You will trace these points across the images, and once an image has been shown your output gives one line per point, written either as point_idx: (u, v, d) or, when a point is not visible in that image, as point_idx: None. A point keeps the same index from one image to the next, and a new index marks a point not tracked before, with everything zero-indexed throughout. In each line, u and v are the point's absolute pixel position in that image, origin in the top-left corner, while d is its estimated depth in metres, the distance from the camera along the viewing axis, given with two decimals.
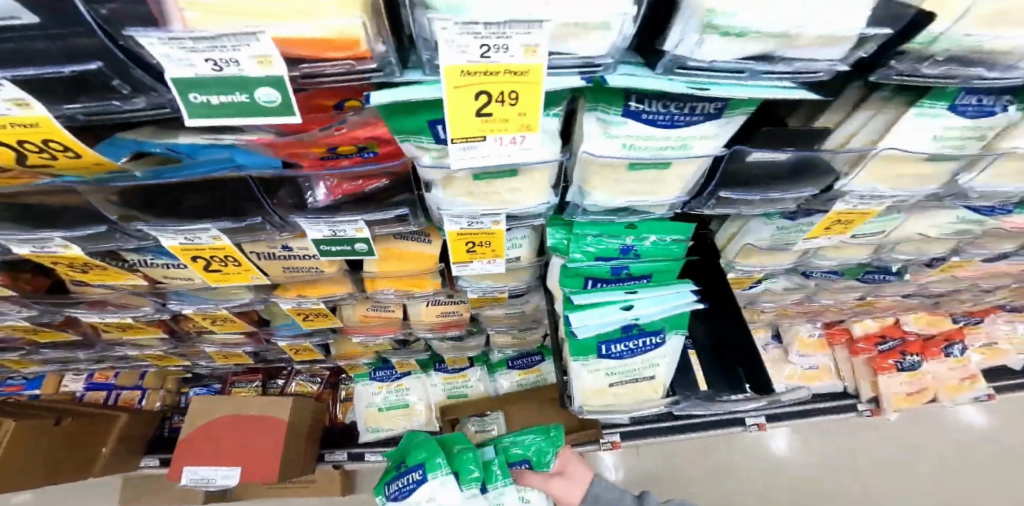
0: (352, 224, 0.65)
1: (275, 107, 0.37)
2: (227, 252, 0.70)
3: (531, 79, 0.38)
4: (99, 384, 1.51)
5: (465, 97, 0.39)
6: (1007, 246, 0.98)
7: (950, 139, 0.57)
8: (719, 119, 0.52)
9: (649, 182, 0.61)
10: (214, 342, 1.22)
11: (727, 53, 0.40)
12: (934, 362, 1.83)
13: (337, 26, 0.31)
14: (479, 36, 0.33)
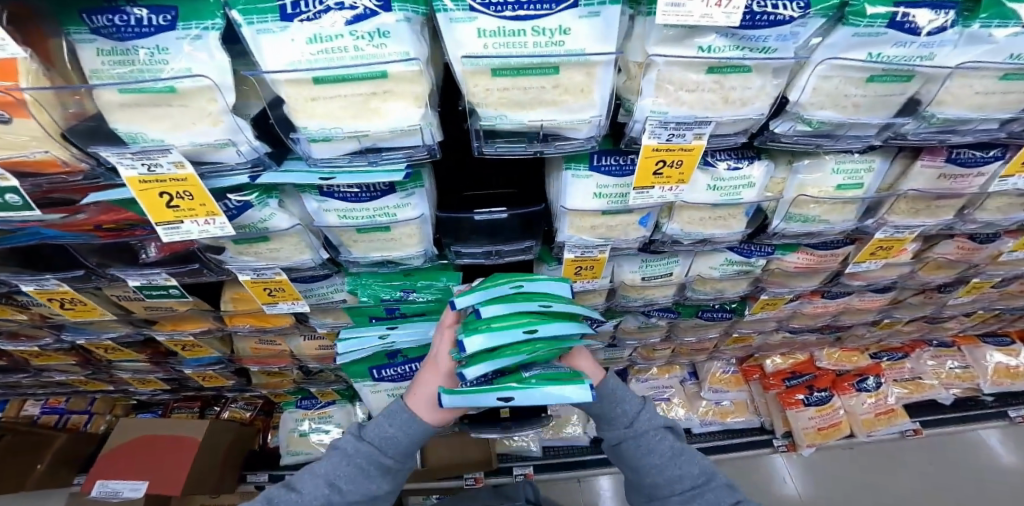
0: (160, 275, 0.88)
1: (19, 203, 0.67)
2: (68, 295, 0.97)
3: (194, 183, 0.62)
4: (53, 409, 1.70)
5: (153, 195, 0.63)
6: (810, 284, 1.02)
7: (610, 195, 0.67)
8: (394, 194, 0.68)
9: (390, 241, 0.77)
10: (123, 370, 1.42)
11: (335, 150, 0.59)
12: (844, 398, 1.89)
13: (39, 155, 0.56)
14: (131, 160, 0.57)
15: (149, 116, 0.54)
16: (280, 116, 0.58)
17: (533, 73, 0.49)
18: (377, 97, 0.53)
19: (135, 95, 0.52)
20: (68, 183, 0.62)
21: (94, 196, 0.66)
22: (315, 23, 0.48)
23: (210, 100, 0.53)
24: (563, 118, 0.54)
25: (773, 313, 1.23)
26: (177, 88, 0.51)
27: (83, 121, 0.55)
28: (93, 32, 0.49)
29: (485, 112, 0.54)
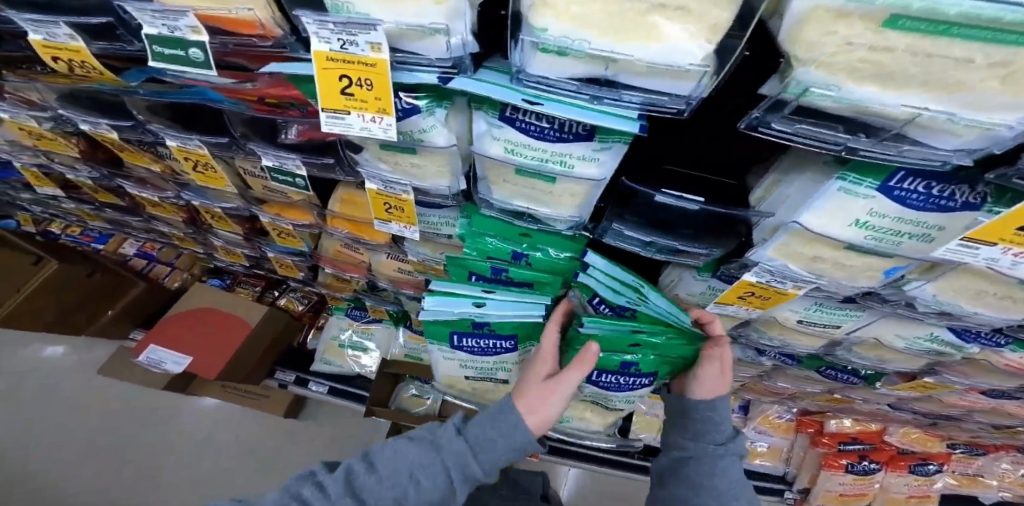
0: (293, 161, 0.76)
1: (199, 62, 0.55)
2: (203, 160, 0.88)
3: (383, 75, 0.44)
4: (145, 254, 1.72)
5: (333, 80, 0.46)
6: (1008, 383, 0.81)
7: (878, 228, 0.48)
8: (588, 142, 0.48)
9: (546, 194, 0.58)
10: (219, 238, 1.36)
11: (560, 71, 0.42)
12: (892, 474, 1.74)
13: (241, 13, 0.46)
14: (330, 32, 0.41)
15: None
16: (518, 11, 0.40)
17: (964, 33, 0.28)
18: (661, 11, 0.35)
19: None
20: (256, 50, 0.50)
21: (275, 66, 0.51)
22: None
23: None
24: (939, 111, 0.33)
25: (909, 391, 1.04)
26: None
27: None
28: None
29: (813, 76, 0.34)
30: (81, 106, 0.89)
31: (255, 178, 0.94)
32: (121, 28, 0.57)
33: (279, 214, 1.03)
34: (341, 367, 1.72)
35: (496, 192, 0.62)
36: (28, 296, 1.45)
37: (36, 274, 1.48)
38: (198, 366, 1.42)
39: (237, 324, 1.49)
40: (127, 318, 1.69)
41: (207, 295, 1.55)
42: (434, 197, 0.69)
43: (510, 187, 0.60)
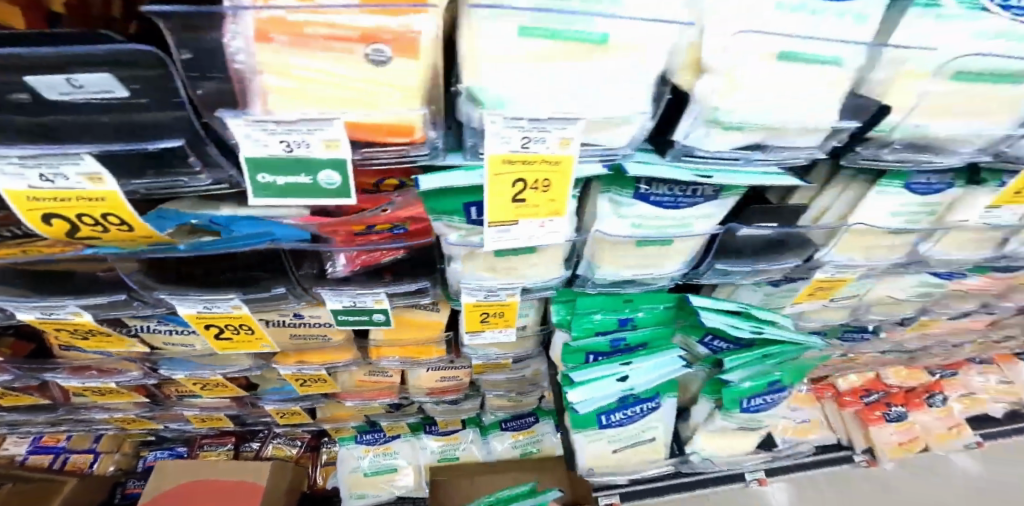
0: (375, 294, 0.67)
1: (330, 189, 0.42)
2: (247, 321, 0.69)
3: (565, 167, 0.47)
4: (45, 448, 1.34)
5: (505, 182, 0.47)
6: (966, 305, 1.04)
7: (907, 213, 0.65)
8: (716, 200, 0.59)
9: (646, 260, 0.67)
10: (189, 407, 1.07)
11: (724, 143, 0.48)
12: (920, 413, 1.69)
13: (400, 115, 0.36)
14: (521, 130, 0.41)
15: (529, 75, 0.39)
16: (678, 94, 0.44)
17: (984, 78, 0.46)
18: (968, 99, 0.48)
19: (545, 42, 0.37)
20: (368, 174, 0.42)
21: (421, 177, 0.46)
22: (985, 18, 0.42)
23: (641, 60, 0.39)
24: (962, 128, 0.51)
25: (903, 336, 1.22)
26: (609, 38, 0.37)
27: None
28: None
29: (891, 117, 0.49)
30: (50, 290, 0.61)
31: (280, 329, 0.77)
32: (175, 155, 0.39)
33: (300, 360, 0.88)
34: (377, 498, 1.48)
35: (635, 268, 0.68)
36: None
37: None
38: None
39: (245, 489, 1.22)
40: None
41: (181, 469, 1.24)
42: (539, 291, 0.72)
43: (655, 265, 0.68)
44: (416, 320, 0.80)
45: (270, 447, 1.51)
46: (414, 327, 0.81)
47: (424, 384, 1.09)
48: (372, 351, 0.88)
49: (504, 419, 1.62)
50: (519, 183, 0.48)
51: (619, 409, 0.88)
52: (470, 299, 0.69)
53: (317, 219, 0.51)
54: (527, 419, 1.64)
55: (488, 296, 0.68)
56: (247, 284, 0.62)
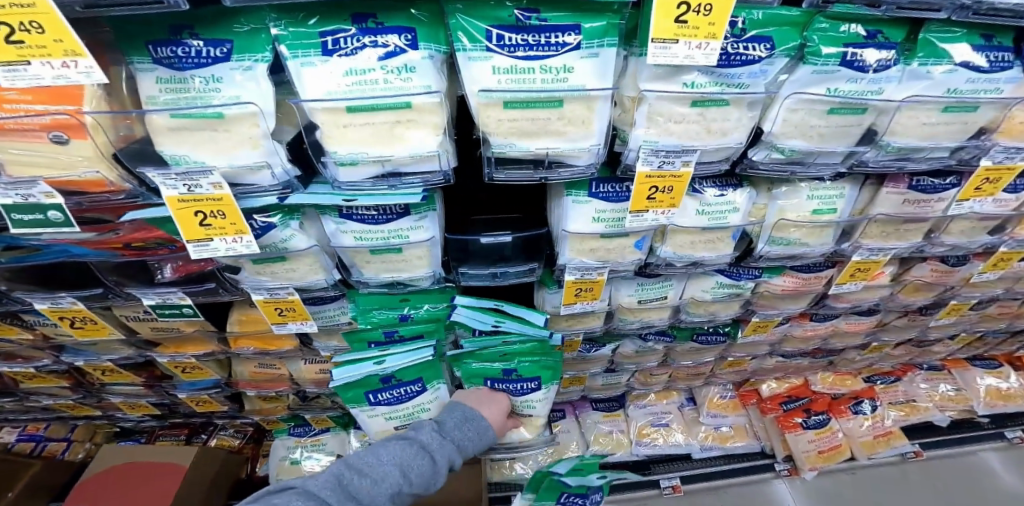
0: (176, 294, 0.82)
1: (61, 220, 0.64)
2: (82, 313, 0.88)
3: (230, 203, 0.62)
4: (31, 435, 1.61)
5: (188, 215, 0.63)
6: (797, 305, 1.06)
7: (608, 219, 0.73)
8: (409, 216, 0.71)
9: (393, 264, 0.79)
10: (116, 394, 1.31)
11: (359, 174, 0.62)
12: (842, 421, 1.69)
13: (88, 175, 0.56)
14: (175, 181, 0.58)
15: (193, 139, 0.56)
16: (314, 141, 0.59)
17: (540, 105, 0.55)
18: (558, 121, 0.57)
19: (184, 119, 0.54)
20: (109, 203, 0.61)
21: (131, 213, 0.65)
22: (510, 58, 0.52)
23: (253, 125, 0.55)
24: (564, 146, 0.59)
25: (764, 337, 1.24)
26: (224, 113, 0.54)
27: (130, 143, 0.57)
28: (154, 62, 0.53)
29: (495, 140, 0.59)
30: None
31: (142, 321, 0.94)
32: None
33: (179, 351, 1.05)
34: None
35: (382, 272, 0.80)
36: None
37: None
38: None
39: (168, 468, 1.40)
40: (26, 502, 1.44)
41: (118, 452, 1.45)
42: (317, 291, 0.84)
43: (402, 270, 0.80)
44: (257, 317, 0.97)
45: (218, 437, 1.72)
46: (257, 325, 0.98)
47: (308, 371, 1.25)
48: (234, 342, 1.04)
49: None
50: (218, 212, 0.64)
51: (384, 389, 0.97)
52: (259, 296, 0.83)
53: (97, 238, 0.70)
54: None
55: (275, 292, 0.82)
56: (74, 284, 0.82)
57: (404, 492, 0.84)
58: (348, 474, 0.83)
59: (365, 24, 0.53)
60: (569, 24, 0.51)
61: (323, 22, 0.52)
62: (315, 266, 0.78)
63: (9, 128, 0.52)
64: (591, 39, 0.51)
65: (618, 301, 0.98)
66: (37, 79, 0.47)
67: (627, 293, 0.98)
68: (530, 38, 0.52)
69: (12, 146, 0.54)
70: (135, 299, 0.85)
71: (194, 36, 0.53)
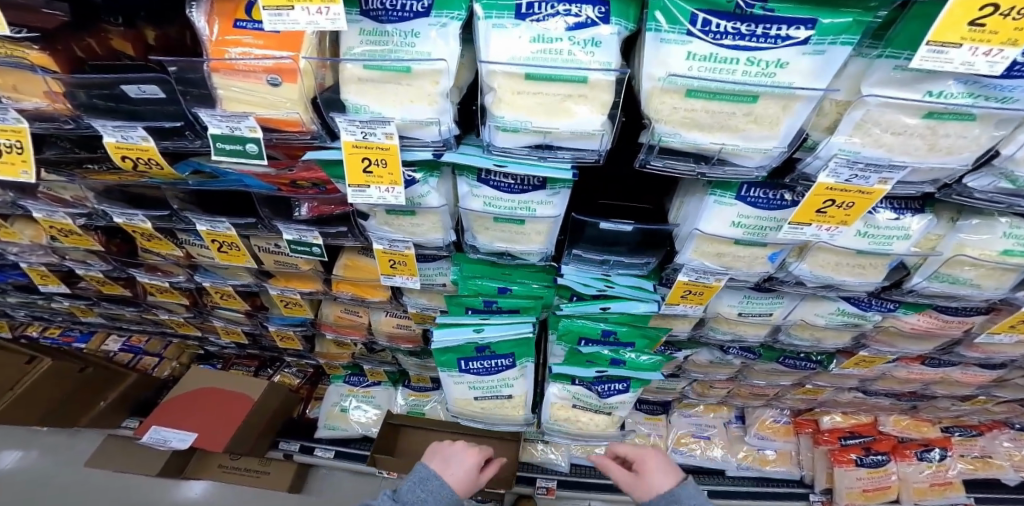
0: (311, 233, 0.85)
1: (254, 154, 0.67)
2: (230, 239, 0.92)
3: (394, 154, 0.61)
4: (131, 347, 1.84)
5: (356, 159, 0.62)
6: (919, 347, 0.97)
7: (748, 225, 0.67)
8: (544, 190, 0.68)
9: (514, 236, 0.77)
10: (220, 318, 1.44)
11: (515, 142, 0.59)
12: (903, 465, 1.57)
13: (289, 115, 0.59)
14: (355, 127, 0.57)
15: (375, 91, 0.55)
16: (483, 105, 0.57)
17: (729, 98, 0.50)
18: (744, 118, 0.51)
19: (376, 70, 0.54)
20: (295, 142, 0.64)
21: (311, 154, 0.66)
22: (716, 43, 0.47)
23: (434, 83, 0.54)
24: (739, 145, 0.54)
25: (862, 372, 1.15)
26: (412, 68, 0.53)
27: (322, 91, 0.58)
28: (363, 14, 0.53)
29: (661, 128, 0.54)
30: (118, 199, 0.92)
31: (269, 255, 0.99)
32: (190, 129, 0.68)
33: (289, 285, 1.11)
34: (345, 431, 1.69)
35: (497, 242, 0.78)
36: (23, 394, 1.42)
37: (31, 371, 1.46)
38: (204, 439, 1.41)
39: (241, 399, 1.52)
40: (114, 413, 1.64)
41: (204, 376, 1.59)
42: (431, 249, 0.83)
43: (521, 242, 0.77)
44: (361, 263, 1.01)
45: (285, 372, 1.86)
46: (365, 274, 1.01)
47: (387, 325, 1.31)
48: (341, 286, 1.08)
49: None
50: (378, 163, 0.62)
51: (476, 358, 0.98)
52: (381, 246, 0.83)
53: (261, 175, 0.73)
54: None
55: (392, 245, 0.82)
56: (232, 213, 0.86)
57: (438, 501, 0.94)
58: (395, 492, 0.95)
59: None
60: (805, 16, 0.44)
61: None
62: (440, 226, 0.77)
63: (236, 69, 0.56)
64: (825, 35, 0.44)
65: (718, 310, 0.94)
66: (293, 24, 0.50)
67: (730, 300, 0.92)
68: (745, 27, 0.46)
69: (235, 85, 0.58)
70: (271, 230, 0.88)
71: None
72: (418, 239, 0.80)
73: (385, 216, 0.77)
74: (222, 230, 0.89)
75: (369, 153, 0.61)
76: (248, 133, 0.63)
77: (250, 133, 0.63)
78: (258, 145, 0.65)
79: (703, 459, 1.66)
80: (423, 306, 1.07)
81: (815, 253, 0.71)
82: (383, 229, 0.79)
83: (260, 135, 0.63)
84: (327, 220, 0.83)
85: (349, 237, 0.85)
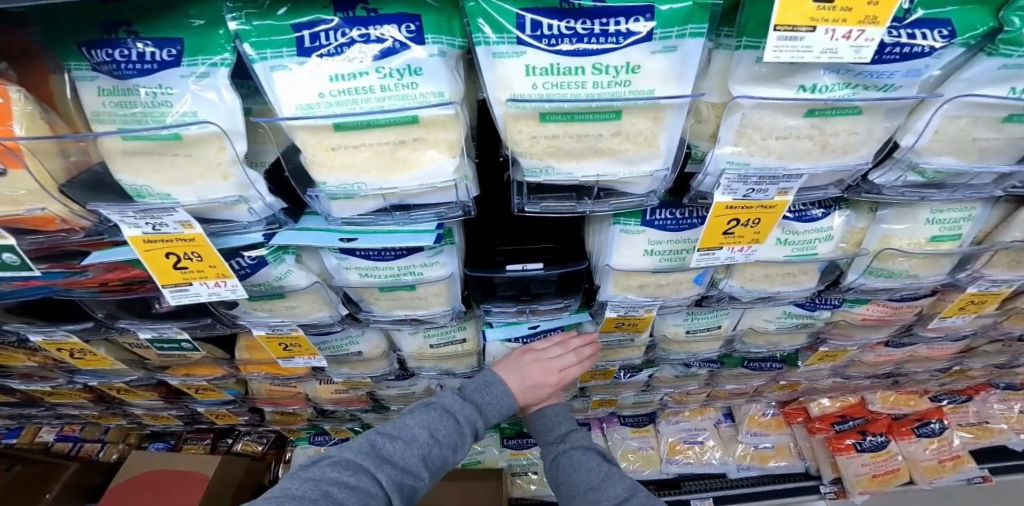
0: (171, 328, 0.73)
1: (18, 263, 0.55)
2: (77, 346, 0.81)
3: (204, 244, 0.51)
4: (67, 436, 1.62)
5: (158, 257, 0.52)
6: (877, 335, 0.90)
7: (663, 251, 0.60)
8: (423, 252, 0.59)
9: (411, 300, 0.67)
10: (139, 407, 1.26)
11: (355, 209, 0.50)
12: (904, 443, 1.61)
13: (36, 212, 0.45)
14: (135, 218, 0.47)
15: (153, 166, 0.43)
16: (294, 168, 0.47)
17: (590, 117, 0.41)
18: (613, 139, 0.43)
19: (138, 141, 0.41)
20: (67, 241, 0.51)
21: (95, 255, 0.56)
22: (554, 53, 0.38)
23: (221, 148, 0.43)
24: (620, 171, 0.46)
25: (832, 363, 1.11)
26: (182, 134, 0.41)
27: (87, 171, 0.45)
28: (93, 69, 0.40)
29: (528, 163, 0.46)
30: None
31: (146, 349, 0.87)
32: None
33: (188, 376, 0.98)
34: None
35: (395, 309, 0.69)
36: None
37: None
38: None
39: (195, 477, 1.36)
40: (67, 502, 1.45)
41: (146, 459, 1.42)
42: (325, 326, 0.73)
43: (423, 305, 0.68)
44: (252, 342, 0.88)
45: (246, 440, 1.66)
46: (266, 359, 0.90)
47: (324, 393, 1.17)
48: (251, 368, 0.94)
49: None
50: (190, 253, 0.52)
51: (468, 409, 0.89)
52: (261, 332, 0.73)
53: (77, 283, 0.60)
54: None
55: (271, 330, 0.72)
56: (58, 319, 0.73)
57: (434, 455, 0.70)
58: (380, 441, 0.69)
59: (351, 12, 0.39)
60: (640, 5, 0.36)
61: (294, 10, 0.38)
62: (328, 303, 0.68)
63: None
64: (668, 27, 0.37)
65: (664, 331, 0.86)
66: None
67: (677, 319, 0.83)
68: (581, 26, 0.37)
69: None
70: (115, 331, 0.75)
71: (137, 36, 0.39)
72: (304, 319, 0.70)
73: (250, 301, 0.67)
74: (57, 340, 0.78)
75: (171, 241, 0.51)
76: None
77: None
78: (16, 252, 0.53)
79: (698, 465, 1.60)
80: (345, 375, 0.96)
81: (745, 270, 0.64)
82: (255, 313, 0.69)
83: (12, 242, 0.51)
84: (188, 312, 0.71)
85: (217, 328, 0.74)
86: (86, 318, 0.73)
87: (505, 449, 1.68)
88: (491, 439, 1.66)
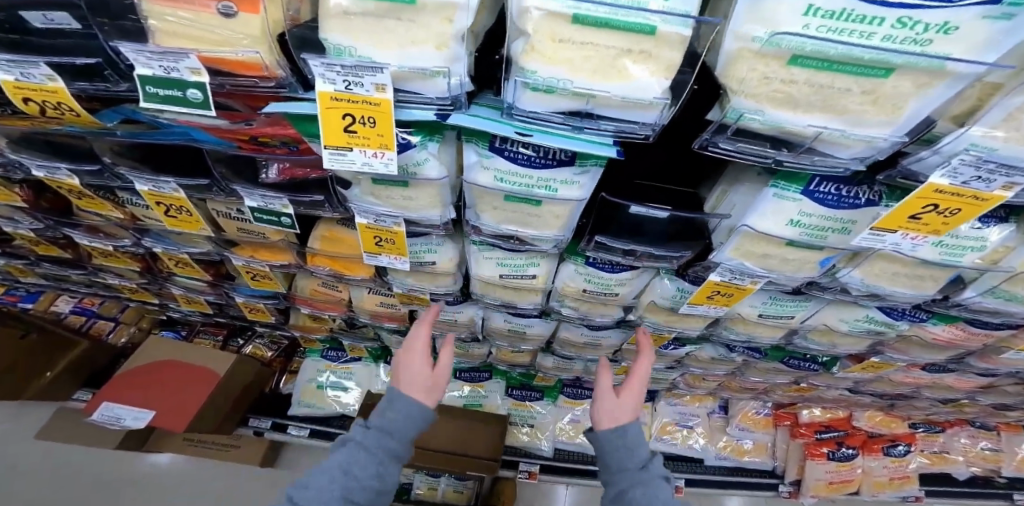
0: (280, 201, 0.71)
1: (198, 102, 0.52)
2: (179, 204, 0.78)
3: (386, 111, 0.47)
4: (84, 309, 1.55)
5: (334, 117, 0.49)
6: (933, 356, 0.93)
7: (809, 225, 0.58)
8: (572, 166, 0.56)
9: (528, 217, 0.65)
10: (179, 286, 1.23)
11: (547, 105, 0.46)
12: (869, 459, 1.69)
13: (247, 56, 0.45)
14: (337, 74, 0.44)
15: (372, 29, 0.42)
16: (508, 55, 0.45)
17: (848, 69, 0.38)
18: (858, 97, 0.40)
19: (371, 2, 0.41)
20: (256, 90, 0.48)
21: (272, 107, 0.52)
22: None
23: (446, 20, 0.41)
24: (843, 130, 0.43)
25: (866, 374, 1.13)
26: (417, 0, 0.40)
27: (296, 28, 0.44)
28: None
29: (743, 102, 0.43)
30: (39, 151, 0.75)
31: (229, 221, 0.85)
32: (107, 68, 0.51)
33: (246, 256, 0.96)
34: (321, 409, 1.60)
35: (507, 224, 0.67)
36: None
37: None
38: (162, 418, 1.26)
39: (204, 376, 1.35)
40: (64, 379, 1.44)
41: (162, 346, 1.41)
42: (424, 227, 0.71)
43: (538, 226, 0.66)
44: (334, 231, 0.86)
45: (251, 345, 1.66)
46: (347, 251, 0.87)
47: (366, 306, 1.16)
48: (317, 260, 0.92)
49: (459, 369, 1.66)
50: (366, 118, 0.49)
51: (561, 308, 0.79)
52: (363, 220, 0.71)
53: (219, 129, 0.59)
54: (481, 374, 1.67)
55: (373, 219, 0.70)
56: (178, 171, 0.71)
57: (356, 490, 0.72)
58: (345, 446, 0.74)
59: None
60: None
61: None
62: (440, 202, 0.66)
63: None
64: None
65: (742, 312, 0.86)
66: None
67: (756, 298, 0.83)
68: None
69: (177, 10, 0.43)
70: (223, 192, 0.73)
71: None
72: (411, 214, 0.68)
73: (366, 179, 0.64)
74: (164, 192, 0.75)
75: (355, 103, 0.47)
76: (191, 75, 0.48)
77: (191, 75, 0.48)
78: (204, 92, 0.50)
79: (688, 446, 1.68)
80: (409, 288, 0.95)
81: (882, 260, 0.63)
82: (362, 197, 0.67)
83: (208, 80, 0.48)
84: (300, 184, 0.68)
85: (319, 208, 0.72)
86: (204, 174, 0.70)
87: (508, 398, 1.70)
88: (498, 386, 1.68)
